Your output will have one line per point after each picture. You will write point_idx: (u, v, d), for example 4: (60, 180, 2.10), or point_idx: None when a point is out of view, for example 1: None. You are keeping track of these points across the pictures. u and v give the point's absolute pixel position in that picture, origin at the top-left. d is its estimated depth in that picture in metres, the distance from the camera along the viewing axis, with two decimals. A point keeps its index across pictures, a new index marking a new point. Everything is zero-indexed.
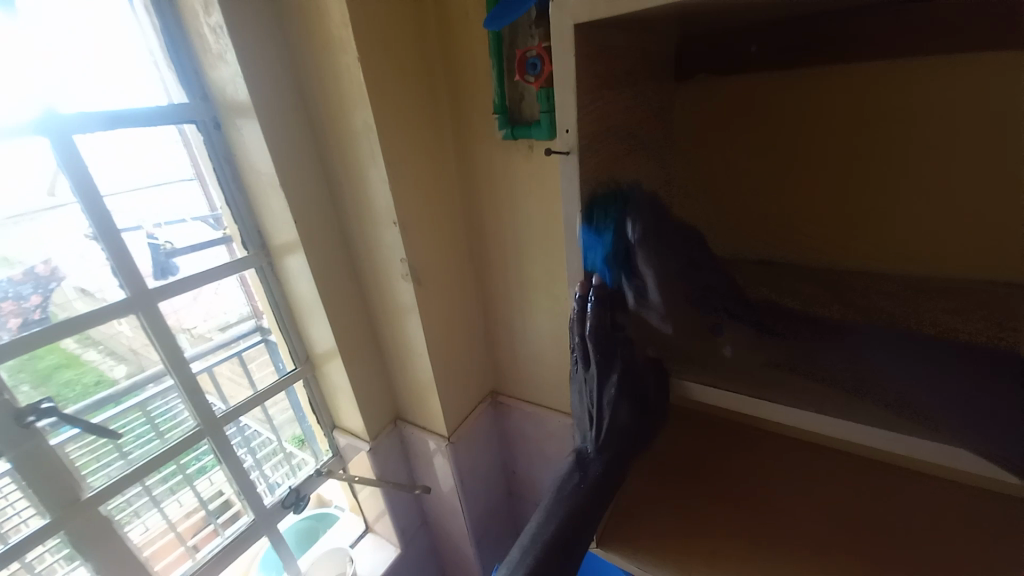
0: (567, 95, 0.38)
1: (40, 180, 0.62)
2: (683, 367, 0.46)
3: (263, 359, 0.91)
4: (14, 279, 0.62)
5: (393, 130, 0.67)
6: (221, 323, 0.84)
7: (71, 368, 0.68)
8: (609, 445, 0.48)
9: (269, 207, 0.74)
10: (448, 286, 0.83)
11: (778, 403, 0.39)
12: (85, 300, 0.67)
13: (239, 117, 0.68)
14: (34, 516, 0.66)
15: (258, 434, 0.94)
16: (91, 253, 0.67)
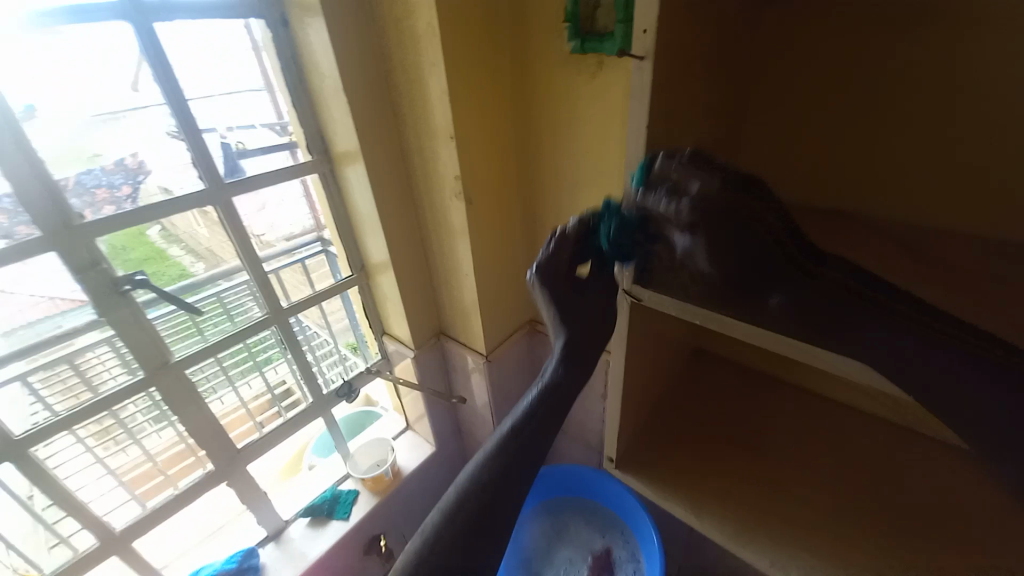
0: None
1: (126, 71, 0.66)
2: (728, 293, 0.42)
3: (323, 271, 0.98)
4: (107, 169, 0.68)
5: (456, 34, 0.63)
6: (286, 234, 0.90)
7: (158, 261, 0.76)
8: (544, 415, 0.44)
9: (332, 113, 0.75)
10: (500, 208, 0.83)
11: (828, 349, 0.36)
12: (167, 198, 0.73)
13: (306, 14, 0.67)
14: (123, 375, 0.78)
15: (318, 335, 1.03)
16: (172, 150, 0.72)
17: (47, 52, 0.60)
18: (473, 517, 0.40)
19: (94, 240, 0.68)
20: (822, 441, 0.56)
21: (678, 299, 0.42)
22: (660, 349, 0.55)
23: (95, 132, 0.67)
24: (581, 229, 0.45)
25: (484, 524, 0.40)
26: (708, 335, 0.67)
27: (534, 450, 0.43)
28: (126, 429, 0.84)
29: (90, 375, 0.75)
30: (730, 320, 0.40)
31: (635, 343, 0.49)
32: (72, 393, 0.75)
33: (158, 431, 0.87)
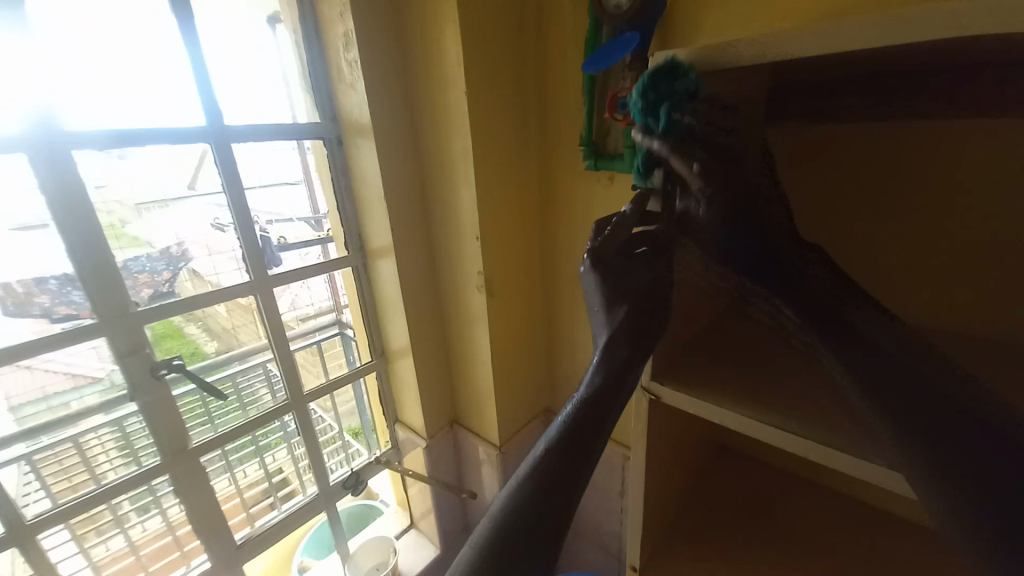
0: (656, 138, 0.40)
1: (186, 174, 0.75)
2: (758, 384, 0.43)
3: (337, 351, 1.00)
4: (152, 256, 0.74)
5: (486, 153, 0.73)
6: (302, 315, 0.93)
7: (174, 339, 0.78)
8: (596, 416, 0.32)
9: (371, 213, 0.84)
10: (518, 301, 0.88)
11: (850, 454, 0.34)
12: (196, 282, 0.78)
13: (359, 136, 0.78)
14: (122, 466, 0.77)
15: (323, 419, 1.01)
16: (214, 241, 0.79)
17: (135, 163, 0.71)
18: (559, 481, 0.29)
19: (143, 327, 0.74)
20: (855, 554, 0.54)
21: (698, 396, 0.42)
22: (682, 443, 0.55)
23: (140, 221, 0.73)
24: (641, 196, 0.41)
25: (578, 471, 0.30)
26: (730, 431, 0.66)
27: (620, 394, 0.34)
28: (114, 518, 0.81)
29: (92, 460, 0.75)
30: (759, 423, 0.38)
31: (655, 441, 0.49)
32: (67, 475, 0.73)
33: (144, 521, 0.83)
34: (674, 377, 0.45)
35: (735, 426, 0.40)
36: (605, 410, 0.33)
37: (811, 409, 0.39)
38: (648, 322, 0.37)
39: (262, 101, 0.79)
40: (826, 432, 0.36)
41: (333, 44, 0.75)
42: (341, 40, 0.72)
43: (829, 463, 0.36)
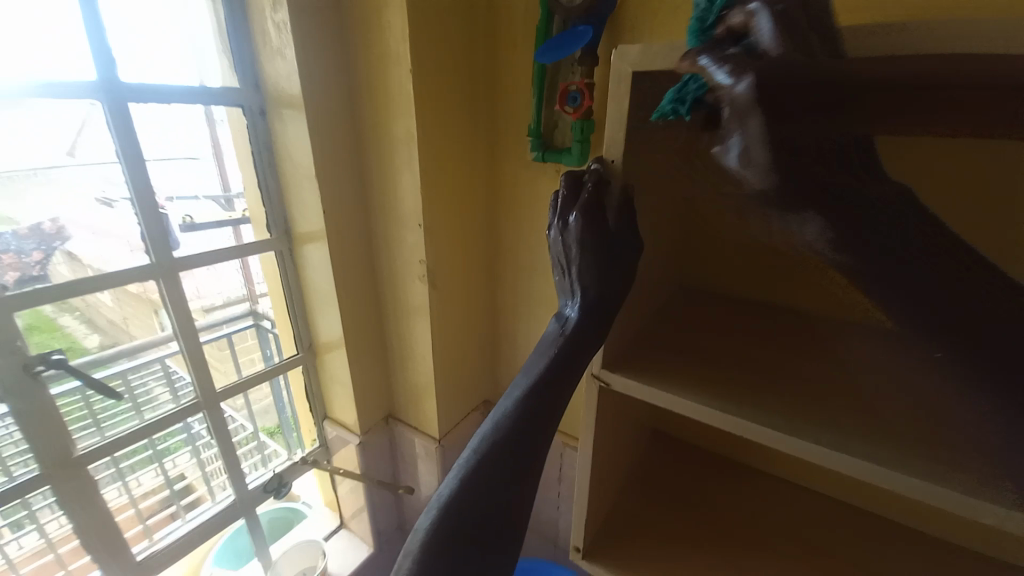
0: (617, 132, 0.38)
1: (62, 139, 0.63)
2: (693, 370, 0.46)
3: (250, 344, 0.91)
4: (19, 233, 0.62)
5: (431, 136, 0.70)
6: (207, 305, 0.82)
7: (45, 332, 0.65)
8: (549, 391, 0.39)
9: (299, 194, 0.77)
10: (461, 292, 0.86)
11: (765, 426, 0.39)
12: (72, 266, 0.65)
13: (286, 108, 0.71)
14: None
15: (234, 420, 0.91)
16: (98, 220, 0.67)
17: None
18: (525, 430, 0.37)
19: (12, 315, 0.61)
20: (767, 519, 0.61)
21: (641, 380, 0.45)
22: (625, 427, 0.58)
23: (5, 194, 0.61)
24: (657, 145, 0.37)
25: (534, 439, 0.37)
26: (665, 414, 0.71)
27: (588, 348, 0.40)
28: None
29: None
30: (692, 403, 0.42)
31: (602, 427, 0.51)
32: None
33: (18, 537, 0.73)
34: (620, 362, 0.47)
35: (685, 410, 0.43)
36: (572, 365, 0.39)
37: (745, 395, 0.42)
38: (621, 283, 0.39)
39: (169, 58, 0.68)
40: (754, 413, 0.40)
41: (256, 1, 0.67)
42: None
43: (758, 439, 0.40)
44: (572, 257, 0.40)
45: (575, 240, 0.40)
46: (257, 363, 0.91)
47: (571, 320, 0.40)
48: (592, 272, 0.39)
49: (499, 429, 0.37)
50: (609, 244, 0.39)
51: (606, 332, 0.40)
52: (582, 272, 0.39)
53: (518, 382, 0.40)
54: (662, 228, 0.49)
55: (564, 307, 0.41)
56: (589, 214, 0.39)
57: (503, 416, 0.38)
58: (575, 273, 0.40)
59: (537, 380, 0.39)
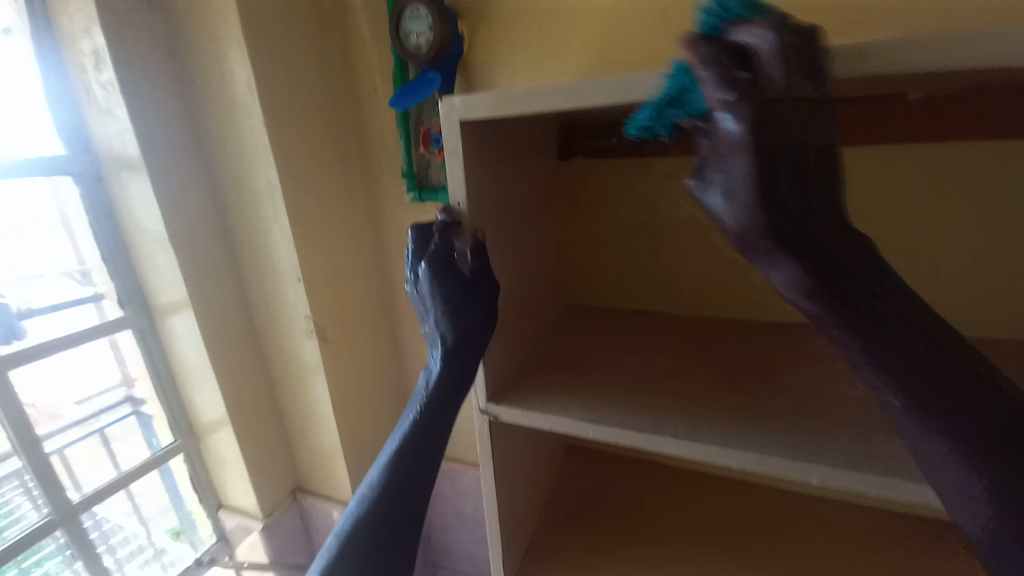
0: (458, 173, 0.40)
1: None
2: (602, 394, 0.46)
3: (132, 435, 0.78)
4: None
5: (298, 186, 0.68)
6: (76, 396, 0.71)
7: None
8: (421, 447, 0.38)
9: (153, 262, 0.69)
10: (357, 340, 0.83)
11: (666, 434, 0.40)
12: None
13: (125, 170, 0.64)
14: None
15: (120, 527, 0.78)
16: None
17: None
18: (397, 494, 0.37)
19: None
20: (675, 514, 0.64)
21: (533, 408, 0.45)
22: (530, 453, 0.58)
23: None
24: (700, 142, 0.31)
25: (412, 500, 0.37)
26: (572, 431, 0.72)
27: (453, 398, 0.40)
28: None
29: None
30: (600, 427, 0.42)
31: (501, 461, 0.50)
32: None
33: None
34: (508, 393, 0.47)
35: (567, 429, 0.43)
36: (439, 417, 0.39)
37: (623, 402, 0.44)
38: (479, 326, 0.40)
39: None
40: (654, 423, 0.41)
41: (76, 60, 0.61)
42: (89, 57, 0.59)
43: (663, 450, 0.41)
44: (435, 308, 0.40)
45: (432, 290, 0.40)
46: (140, 451, 0.80)
47: (435, 370, 0.40)
48: (451, 318, 0.39)
49: (370, 500, 0.37)
50: (464, 290, 0.40)
51: (474, 372, 0.41)
52: (441, 319, 0.40)
53: (388, 445, 0.39)
54: (523, 260, 0.53)
55: (432, 358, 0.41)
56: (439, 263, 0.40)
57: (372, 484, 0.37)
58: (438, 323, 0.40)
59: (405, 438, 0.38)
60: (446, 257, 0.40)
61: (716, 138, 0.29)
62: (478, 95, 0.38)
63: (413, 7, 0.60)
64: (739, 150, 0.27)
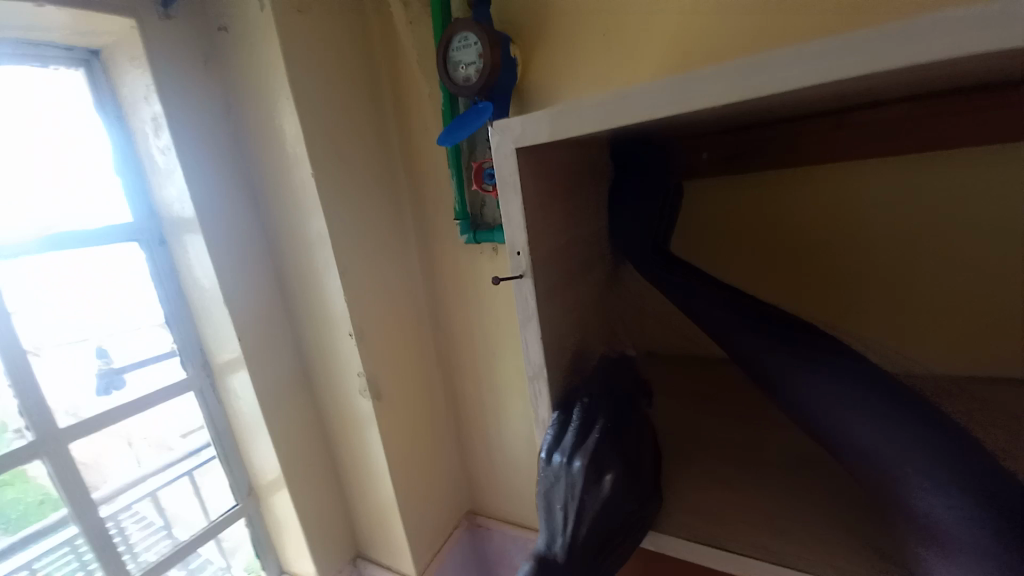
0: (515, 214, 0.32)
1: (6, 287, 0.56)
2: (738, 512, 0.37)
3: (222, 477, 0.78)
4: None
5: (348, 236, 0.64)
6: (185, 430, 0.74)
7: (17, 485, 0.58)
8: None
9: (211, 321, 0.68)
10: (413, 395, 0.77)
11: None
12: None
13: (184, 232, 0.64)
14: None
15: (209, 562, 0.77)
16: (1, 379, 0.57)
17: None
18: None
19: None
20: None
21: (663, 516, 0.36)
22: None
23: None
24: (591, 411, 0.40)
25: None
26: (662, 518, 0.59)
27: None
28: None
29: None
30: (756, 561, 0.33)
31: None
32: None
33: None
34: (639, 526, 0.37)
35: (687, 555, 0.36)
36: None
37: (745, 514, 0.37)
38: (630, 522, 0.36)
39: (69, 197, 0.62)
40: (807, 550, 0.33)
41: (140, 128, 0.62)
42: (150, 124, 0.59)
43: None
44: (583, 493, 0.35)
45: (586, 471, 0.36)
46: (227, 498, 0.79)
47: (565, 549, 0.34)
48: (601, 507, 0.35)
49: None
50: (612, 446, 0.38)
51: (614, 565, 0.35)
52: (590, 479, 0.36)
53: None
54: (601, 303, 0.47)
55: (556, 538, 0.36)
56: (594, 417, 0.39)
57: None
58: (578, 512, 0.35)
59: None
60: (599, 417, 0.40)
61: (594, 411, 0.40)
62: (537, 113, 0.30)
63: (462, 35, 0.54)
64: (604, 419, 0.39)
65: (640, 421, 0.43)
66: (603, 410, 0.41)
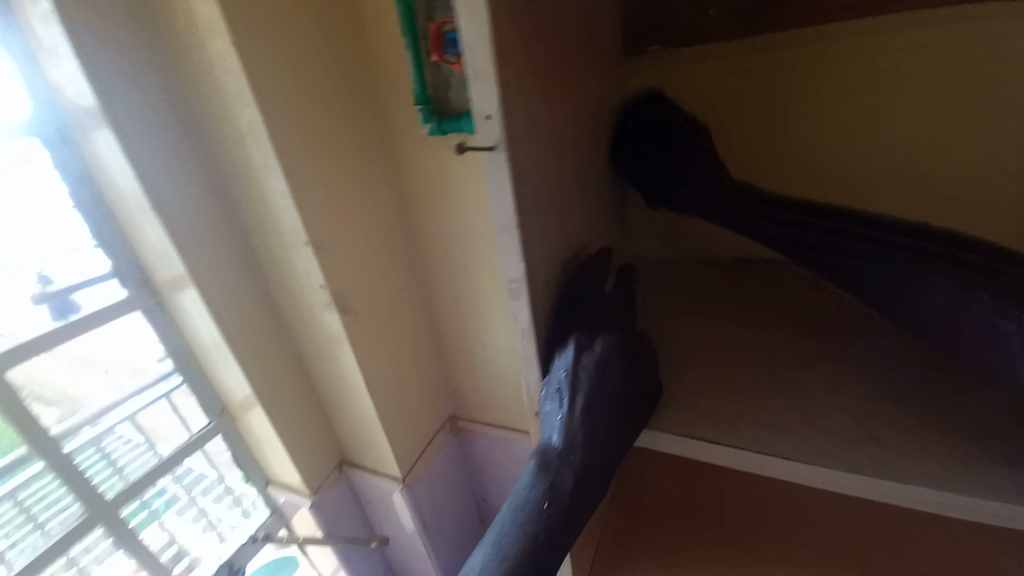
0: (484, 69, 0.25)
1: None
2: (734, 406, 0.35)
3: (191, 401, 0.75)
4: None
5: (290, 127, 0.55)
6: (157, 353, 0.70)
7: None
8: (556, 502, 0.32)
9: (143, 233, 0.59)
10: (386, 307, 0.73)
11: (799, 463, 0.30)
12: None
13: (89, 127, 0.53)
14: None
15: (201, 475, 0.78)
16: None
17: None
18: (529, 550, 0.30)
19: None
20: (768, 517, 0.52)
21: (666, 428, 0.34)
22: None
23: None
24: (576, 291, 0.37)
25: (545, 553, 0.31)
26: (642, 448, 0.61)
27: (590, 465, 0.32)
28: None
29: None
30: (760, 458, 0.31)
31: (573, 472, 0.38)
32: None
33: None
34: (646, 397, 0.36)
35: (680, 449, 0.34)
36: (578, 481, 0.32)
37: (745, 410, 0.34)
38: (626, 395, 0.34)
39: None
40: (797, 440, 0.32)
41: None
42: None
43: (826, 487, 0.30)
44: (574, 386, 0.32)
45: (575, 348, 0.33)
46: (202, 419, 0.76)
47: (563, 436, 0.32)
48: (593, 384, 0.33)
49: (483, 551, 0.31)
50: (600, 326, 0.35)
51: (618, 437, 0.33)
52: (581, 361, 0.33)
53: (511, 504, 0.32)
54: (584, 196, 0.42)
55: (550, 426, 0.33)
56: (584, 297, 0.37)
57: (502, 535, 0.31)
58: (575, 401, 0.32)
59: (535, 537, 0.31)
60: (583, 300, 0.37)
61: (583, 290, 0.37)
62: None
63: None
64: (592, 301, 0.37)
65: (628, 310, 0.39)
66: (592, 290, 0.38)
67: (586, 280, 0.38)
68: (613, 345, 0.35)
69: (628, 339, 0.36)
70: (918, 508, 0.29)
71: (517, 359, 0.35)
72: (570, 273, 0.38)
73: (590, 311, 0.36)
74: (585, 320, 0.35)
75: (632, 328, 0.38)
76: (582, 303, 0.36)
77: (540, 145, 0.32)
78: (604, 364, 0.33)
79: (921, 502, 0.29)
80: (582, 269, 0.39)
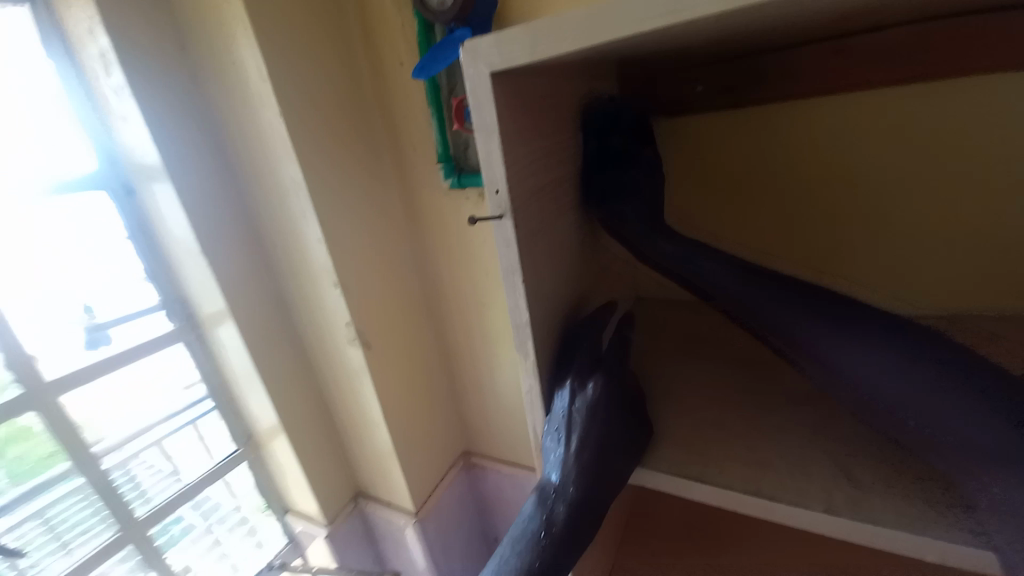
0: (493, 152, 0.30)
1: None
2: (726, 447, 0.37)
3: (219, 428, 0.79)
4: None
5: (325, 181, 0.61)
6: (187, 382, 0.75)
7: (27, 440, 0.60)
8: (554, 535, 0.34)
9: (190, 272, 0.66)
10: (405, 342, 0.78)
11: (790, 506, 0.32)
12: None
13: (152, 181, 0.60)
14: None
15: (220, 505, 0.82)
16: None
17: None
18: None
19: None
20: (773, 562, 0.52)
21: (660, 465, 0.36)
22: None
23: None
24: (576, 336, 0.41)
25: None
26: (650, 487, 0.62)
27: (586, 501, 0.34)
28: None
29: None
30: (747, 498, 0.33)
31: None
32: None
33: None
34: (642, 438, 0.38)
35: (674, 487, 0.36)
36: (574, 516, 0.34)
37: (736, 453, 0.37)
38: (621, 435, 0.36)
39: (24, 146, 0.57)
40: (785, 481, 0.34)
41: (88, 66, 0.57)
42: (97, 59, 0.54)
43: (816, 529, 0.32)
44: (569, 423, 0.36)
45: (571, 389, 0.37)
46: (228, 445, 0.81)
47: (560, 471, 0.35)
48: (587, 423, 0.35)
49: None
50: (598, 368, 0.38)
51: (614, 475, 0.35)
52: (576, 402, 0.36)
53: (513, 535, 0.35)
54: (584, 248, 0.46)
55: (550, 462, 0.36)
56: (583, 342, 0.40)
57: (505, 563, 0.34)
58: (570, 437, 0.35)
59: (530, 567, 0.33)
60: (582, 345, 0.40)
61: (582, 336, 0.41)
62: (512, 31, 0.27)
63: None
64: (590, 344, 0.40)
65: (624, 355, 0.43)
66: (590, 336, 0.41)
67: (585, 326, 0.42)
68: (608, 387, 0.37)
69: (623, 381, 0.40)
70: (899, 553, 0.30)
71: (524, 398, 0.39)
72: (572, 322, 0.42)
73: (588, 353, 0.39)
74: (581, 361, 0.38)
75: (626, 371, 0.41)
76: (580, 347, 0.40)
77: (543, 209, 0.36)
78: (600, 403, 0.36)
79: (899, 545, 0.30)
80: (582, 317, 0.43)
